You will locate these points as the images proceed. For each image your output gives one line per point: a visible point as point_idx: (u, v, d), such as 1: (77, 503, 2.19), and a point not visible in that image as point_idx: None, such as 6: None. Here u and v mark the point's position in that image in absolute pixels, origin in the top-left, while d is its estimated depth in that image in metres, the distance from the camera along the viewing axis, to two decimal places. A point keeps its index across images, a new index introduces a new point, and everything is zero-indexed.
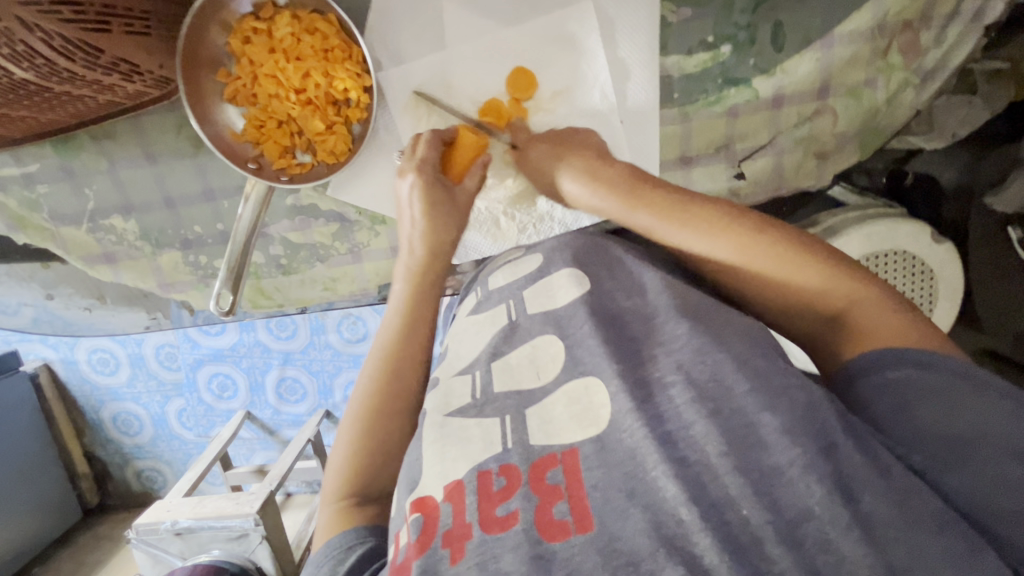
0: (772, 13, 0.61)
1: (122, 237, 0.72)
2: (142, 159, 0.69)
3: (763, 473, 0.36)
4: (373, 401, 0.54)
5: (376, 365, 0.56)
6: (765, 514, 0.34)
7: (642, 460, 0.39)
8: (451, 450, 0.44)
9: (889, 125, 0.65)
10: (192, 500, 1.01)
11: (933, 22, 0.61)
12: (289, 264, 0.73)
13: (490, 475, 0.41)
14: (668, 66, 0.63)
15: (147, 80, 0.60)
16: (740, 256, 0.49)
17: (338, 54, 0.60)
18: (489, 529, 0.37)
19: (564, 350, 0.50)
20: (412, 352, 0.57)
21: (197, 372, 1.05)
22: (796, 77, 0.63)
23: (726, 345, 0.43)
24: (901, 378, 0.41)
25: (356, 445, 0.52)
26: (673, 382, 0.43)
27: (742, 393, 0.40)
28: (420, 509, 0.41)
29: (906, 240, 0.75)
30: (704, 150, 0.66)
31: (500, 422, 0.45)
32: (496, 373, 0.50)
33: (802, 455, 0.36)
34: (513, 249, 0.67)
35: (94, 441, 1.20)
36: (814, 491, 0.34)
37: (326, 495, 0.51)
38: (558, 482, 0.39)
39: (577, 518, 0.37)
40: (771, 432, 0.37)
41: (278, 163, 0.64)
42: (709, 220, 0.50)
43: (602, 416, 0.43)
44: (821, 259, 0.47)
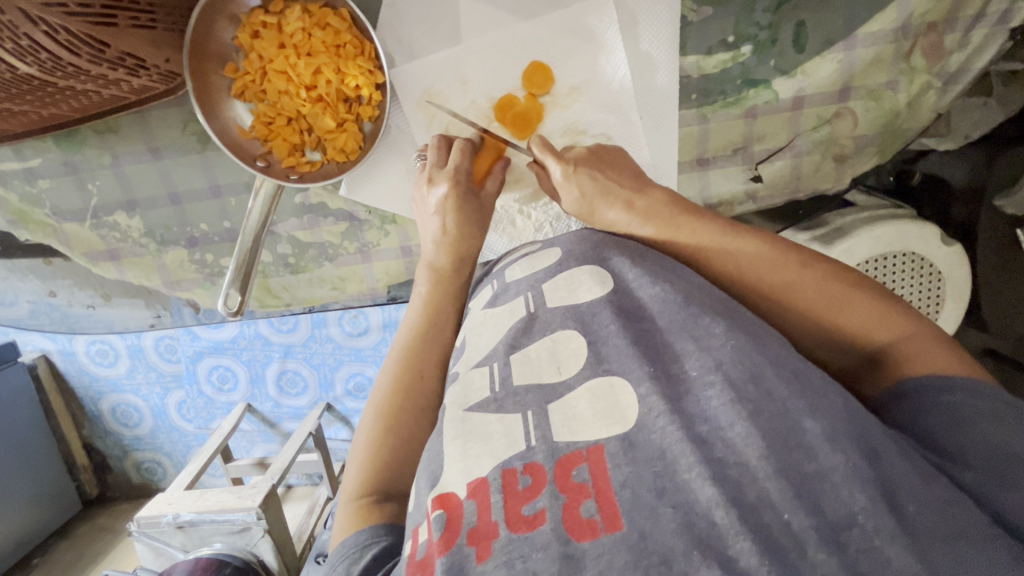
0: (794, 12, 0.59)
1: (126, 234, 0.71)
2: (146, 154, 0.67)
3: (808, 477, 0.35)
4: (391, 401, 0.54)
5: (394, 367, 0.56)
6: (809, 518, 0.34)
7: (674, 461, 0.38)
8: (473, 446, 0.43)
9: (911, 129, 0.64)
10: (195, 493, 0.99)
11: (958, 24, 0.59)
12: (297, 263, 0.72)
13: (515, 473, 0.40)
14: (687, 66, 0.62)
15: (153, 75, 0.58)
16: (792, 281, 0.51)
17: (350, 51, 0.58)
18: (516, 528, 0.36)
19: (586, 346, 0.48)
20: (430, 355, 0.57)
21: (197, 363, 1.03)
22: (817, 79, 0.62)
23: (765, 348, 0.43)
24: (953, 405, 0.42)
25: (375, 445, 0.52)
26: (712, 382, 0.41)
27: (785, 396, 0.40)
28: (443, 505, 0.40)
29: (915, 242, 0.69)
30: (721, 151, 0.65)
31: (523, 418, 0.44)
32: (515, 366, 0.48)
33: (854, 462, 0.36)
34: (529, 242, 0.65)
35: (93, 432, 1.19)
36: (858, 499, 0.34)
37: (345, 494, 0.50)
38: (585, 480, 0.38)
39: (606, 516, 0.36)
40: (816, 437, 0.37)
41: (287, 161, 0.63)
42: (762, 253, 0.52)
43: (629, 415, 0.42)
44: (869, 295, 0.50)
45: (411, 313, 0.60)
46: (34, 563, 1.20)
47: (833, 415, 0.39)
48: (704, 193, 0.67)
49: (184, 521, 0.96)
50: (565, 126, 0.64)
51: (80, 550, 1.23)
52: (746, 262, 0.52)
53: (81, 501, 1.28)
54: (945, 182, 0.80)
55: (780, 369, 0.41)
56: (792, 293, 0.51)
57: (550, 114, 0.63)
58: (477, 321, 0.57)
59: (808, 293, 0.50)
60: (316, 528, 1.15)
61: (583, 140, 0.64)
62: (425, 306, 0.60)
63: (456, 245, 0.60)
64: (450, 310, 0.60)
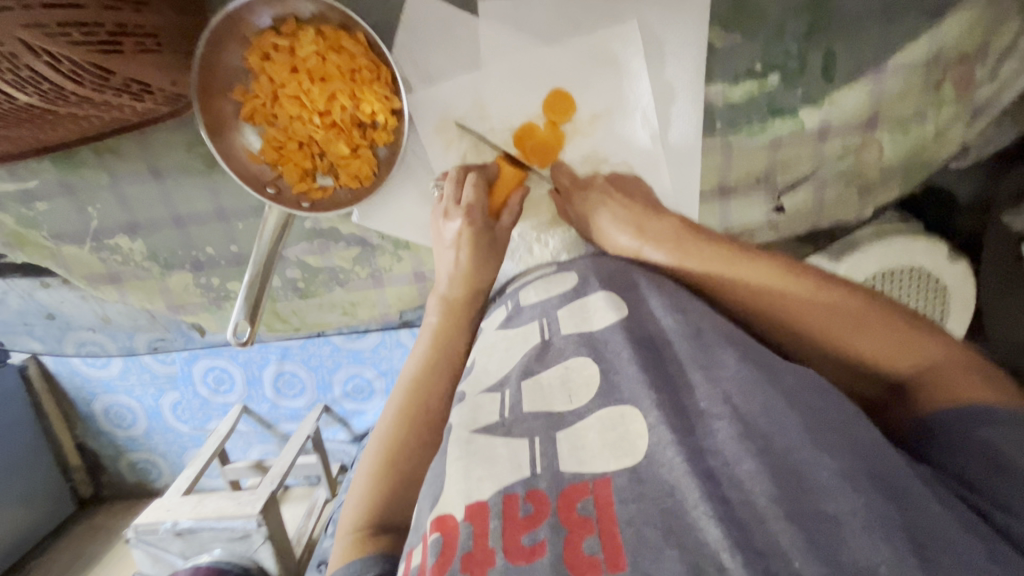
0: (825, 41, 0.58)
1: (127, 257, 0.69)
2: (149, 176, 0.64)
3: (822, 521, 0.32)
4: (396, 433, 0.52)
5: (401, 397, 0.54)
6: (824, 568, 0.30)
7: (682, 499, 0.35)
8: (476, 469, 0.40)
9: (936, 158, 0.63)
10: (194, 499, 0.98)
11: (990, 55, 0.58)
12: (306, 288, 0.70)
13: (516, 501, 0.38)
14: (713, 95, 0.60)
15: (158, 98, 0.55)
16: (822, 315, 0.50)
17: (365, 75, 0.56)
18: (513, 559, 0.34)
19: (599, 374, 0.46)
20: (438, 384, 0.56)
21: (193, 365, 1.01)
22: (843, 109, 0.60)
23: (778, 378, 0.41)
24: (986, 439, 0.41)
25: (377, 475, 0.49)
26: (719, 414, 0.39)
27: (797, 435, 0.37)
28: (440, 529, 0.38)
29: (923, 256, 0.66)
30: (744, 180, 0.64)
31: (529, 443, 0.41)
32: (526, 393, 0.46)
33: (874, 507, 0.32)
34: (545, 265, 0.62)
35: (86, 432, 1.16)
36: (881, 549, 0.31)
37: (344, 527, 0.47)
38: (589, 514, 0.36)
39: (610, 556, 0.33)
40: (831, 477, 0.34)
41: (298, 187, 0.61)
42: (786, 284, 0.51)
43: (639, 446, 0.39)
44: (900, 325, 0.49)
45: (421, 344, 0.59)
46: (30, 566, 1.18)
47: (850, 451, 0.36)
48: (725, 222, 0.66)
49: (182, 528, 0.94)
50: (586, 153, 0.62)
51: (78, 551, 1.19)
52: (770, 294, 0.51)
53: (76, 502, 1.23)
54: None
55: (793, 402, 0.39)
56: (813, 322, 0.50)
57: (571, 142, 0.62)
58: (490, 341, 0.55)
59: (831, 322, 0.49)
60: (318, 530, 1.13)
61: (603, 169, 0.62)
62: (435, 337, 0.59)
63: (472, 279, 0.60)
64: (461, 339, 0.60)
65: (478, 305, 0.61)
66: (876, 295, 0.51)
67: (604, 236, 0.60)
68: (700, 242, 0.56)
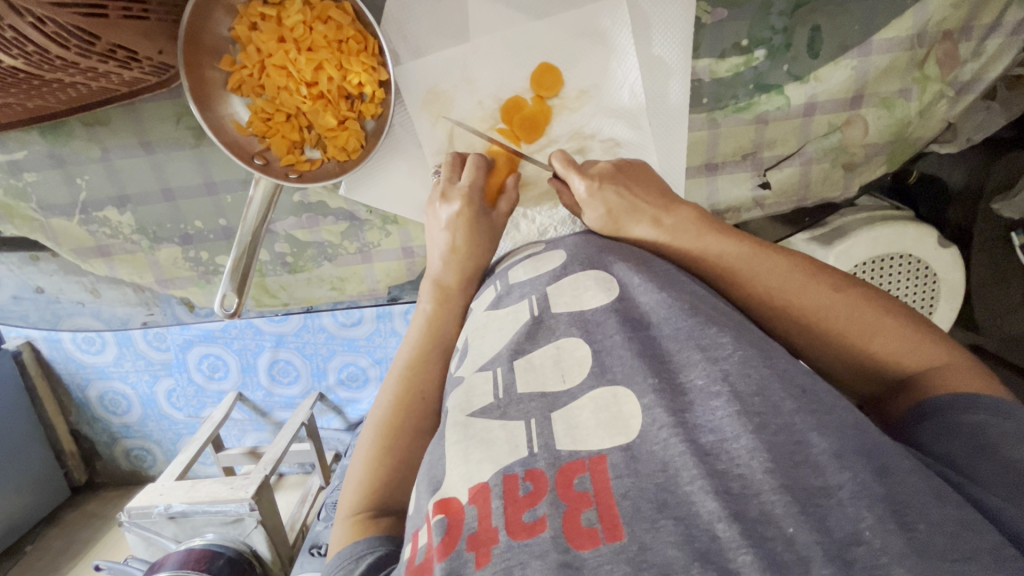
0: (810, 16, 0.58)
1: (117, 230, 0.69)
2: (138, 148, 0.65)
3: (812, 493, 0.33)
4: (390, 419, 0.52)
5: (394, 387, 0.54)
6: (813, 534, 0.31)
7: (676, 473, 0.35)
8: (475, 452, 0.40)
9: (921, 136, 0.63)
10: (187, 484, 0.98)
11: (973, 33, 0.59)
12: (295, 262, 0.70)
13: (516, 479, 0.37)
14: (699, 69, 0.60)
15: (145, 67, 0.56)
16: (826, 307, 0.50)
17: (352, 46, 0.56)
18: (516, 535, 0.34)
19: (591, 355, 0.46)
20: (430, 370, 0.55)
21: (187, 352, 1.01)
22: (829, 86, 0.61)
23: (773, 362, 0.40)
24: (976, 424, 0.41)
25: (377, 461, 0.50)
26: (718, 393, 0.39)
27: (790, 411, 0.37)
28: (443, 510, 0.38)
29: (913, 244, 0.68)
30: (731, 156, 0.64)
31: (526, 425, 0.41)
32: (519, 373, 0.45)
33: (860, 478, 0.33)
34: (533, 242, 0.62)
35: (81, 419, 1.16)
36: (865, 516, 0.31)
37: (345, 509, 0.49)
38: (586, 489, 0.36)
39: (607, 526, 0.33)
40: (822, 454, 0.35)
41: (286, 159, 0.61)
42: (792, 276, 0.52)
43: (633, 426, 0.39)
44: (903, 322, 0.49)
45: (414, 331, 0.58)
46: (26, 550, 1.18)
47: (842, 431, 0.36)
48: (711, 199, 0.66)
49: (176, 512, 0.94)
50: (573, 130, 0.62)
51: (70, 535, 1.20)
52: (777, 286, 0.52)
53: (70, 487, 1.24)
54: (940, 181, 0.83)
55: (787, 384, 0.39)
56: (819, 316, 0.50)
57: (558, 117, 0.62)
58: (480, 324, 0.54)
59: (838, 317, 0.50)
60: (310, 517, 1.14)
61: (591, 145, 0.63)
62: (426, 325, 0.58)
63: (464, 267, 0.59)
64: (454, 328, 0.58)
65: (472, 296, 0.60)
66: (881, 292, 0.51)
67: (622, 229, 0.57)
68: (710, 230, 0.55)
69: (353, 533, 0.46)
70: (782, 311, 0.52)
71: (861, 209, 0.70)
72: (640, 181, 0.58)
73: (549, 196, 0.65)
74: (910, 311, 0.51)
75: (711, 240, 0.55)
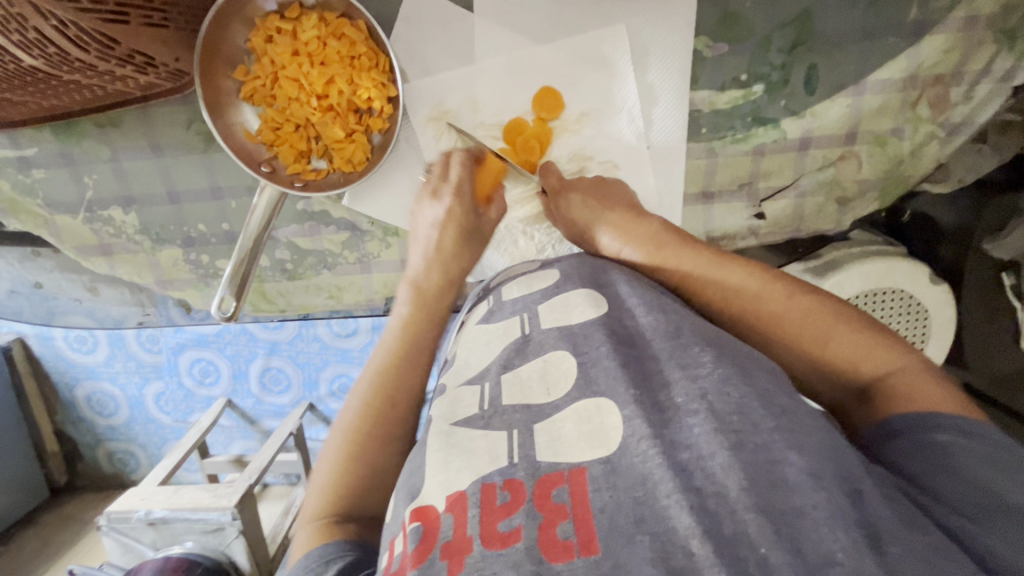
0: (808, 55, 0.60)
1: (120, 230, 0.69)
2: (147, 151, 0.66)
3: (788, 514, 0.32)
4: (361, 421, 0.50)
5: (365, 391, 0.52)
6: (786, 555, 0.30)
7: (654, 488, 0.35)
8: (455, 460, 0.40)
9: (913, 175, 0.65)
10: (168, 489, 0.96)
11: (965, 77, 0.61)
12: (295, 269, 0.71)
13: (494, 489, 0.37)
14: (699, 100, 0.62)
15: (161, 73, 0.57)
16: (781, 312, 0.51)
17: (364, 62, 0.58)
18: (489, 545, 0.34)
19: (577, 368, 0.45)
20: (406, 373, 0.53)
21: (179, 355, 1.00)
22: (825, 121, 0.63)
23: (751, 381, 0.41)
24: (943, 443, 0.41)
25: (343, 469, 0.48)
26: (696, 410, 0.38)
27: (769, 430, 0.37)
28: (420, 518, 0.38)
29: (906, 280, 0.72)
30: (727, 186, 0.66)
31: (507, 436, 0.41)
32: (506, 386, 0.45)
33: (834, 500, 0.33)
34: (530, 262, 0.63)
35: (65, 419, 1.14)
36: (839, 537, 0.31)
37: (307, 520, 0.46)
38: (563, 501, 0.36)
39: (583, 539, 0.33)
40: (798, 473, 0.34)
41: (292, 168, 0.62)
42: (751, 283, 0.52)
43: (614, 438, 0.39)
44: (857, 329, 0.49)
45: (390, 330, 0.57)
46: None
47: (817, 453, 0.36)
48: (707, 226, 0.68)
49: (155, 518, 0.93)
50: (574, 151, 0.64)
51: (47, 539, 1.18)
52: (737, 292, 0.52)
53: (49, 489, 1.21)
54: (935, 222, 0.84)
55: (767, 404, 0.39)
56: (778, 324, 0.50)
57: (560, 139, 0.64)
58: (471, 337, 0.55)
59: (796, 325, 0.50)
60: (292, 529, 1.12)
61: (591, 166, 0.64)
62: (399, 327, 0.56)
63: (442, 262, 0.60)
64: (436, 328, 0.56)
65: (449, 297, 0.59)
66: (839, 300, 0.51)
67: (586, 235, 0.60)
68: (673, 238, 0.56)
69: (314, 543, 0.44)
70: (743, 317, 0.52)
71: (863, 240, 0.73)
72: (612, 194, 0.61)
73: None
74: (867, 318, 0.50)
75: (674, 247, 0.55)
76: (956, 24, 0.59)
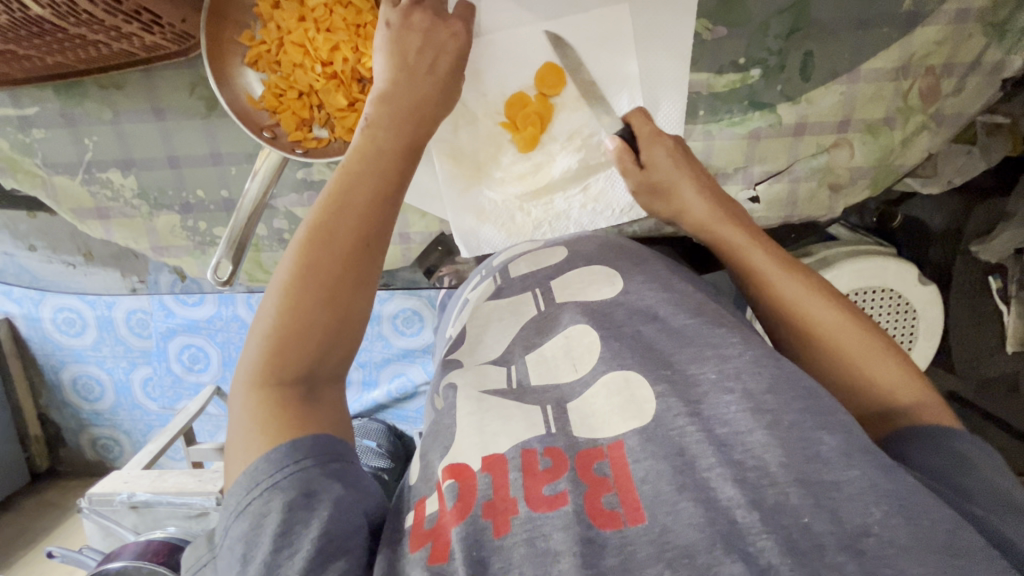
0: (804, 42, 0.62)
1: (118, 193, 0.69)
2: (150, 115, 0.66)
3: (825, 486, 0.37)
4: (300, 271, 0.43)
5: (298, 249, 0.44)
6: (828, 524, 0.35)
7: (693, 459, 0.40)
8: (491, 424, 0.45)
9: (903, 165, 0.66)
10: (152, 473, 0.95)
11: (955, 70, 0.62)
12: (292, 240, 0.71)
13: (535, 454, 0.42)
14: (698, 82, 0.64)
15: (167, 34, 0.58)
16: (836, 317, 0.52)
17: (370, 31, 0.59)
18: (536, 507, 0.38)
19: (599, 342, 0.51)
20: (349, 221, 0.46)
21: (168, 342, 1.00)
22: (819, 109, 0.64)
23: (781, 362, 0.45)
24: (961, 450, 0.44)
25: (276, 337, 0.42)
26: (731, 389, 0.44)
27: (798, 409, 0.41)
28: (455, 476, 0.41)
29: (894, 279, 0.77)
30: (724, 168, 0.67)
31: (541, 409, 0.47)
32: (533, 366, 0.52)
33: (867, 475, 0.37)
34: (528, 244, 0.67)
35: (51, 402, 1.12)
36: (874, 511, 0.35)
37: (240, 395, 0.41)
38: (605, 474, 0.40)
39: (629, 511, 0.38)
40: (831, 450, 0.39)
41: (294, 135, 0.63)
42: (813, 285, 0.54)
43: (647, 409, 0.44)
44: (901, 364, 0.50)
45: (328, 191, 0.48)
46: None
47: (848, 433, 0.40)
48: None
49: (139, 501, 0.91)
50: (572, 129, 0.65)
51: (27, 523, 1.15)
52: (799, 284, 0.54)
53: (30, 474, 1.18)
54: (924, 224, 0.86)
55: (792, 384, 0.43)
56: (833, 333, 0.52)
57: (559, 116, 0.65)
58: (482, 313, 0.60)
59: (850, 340, 0.51)
60: None
61: (589, 144, 0.66)
62: (339, 188, 0.48)
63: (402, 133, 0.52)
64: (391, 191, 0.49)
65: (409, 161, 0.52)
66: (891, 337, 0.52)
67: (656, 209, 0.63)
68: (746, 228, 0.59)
69: (263, 435, 0.39)
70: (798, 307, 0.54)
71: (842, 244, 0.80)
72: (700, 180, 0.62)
73: (546, 192, 0.68)
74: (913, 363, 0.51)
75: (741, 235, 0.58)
76: (948, 17, 0.60)
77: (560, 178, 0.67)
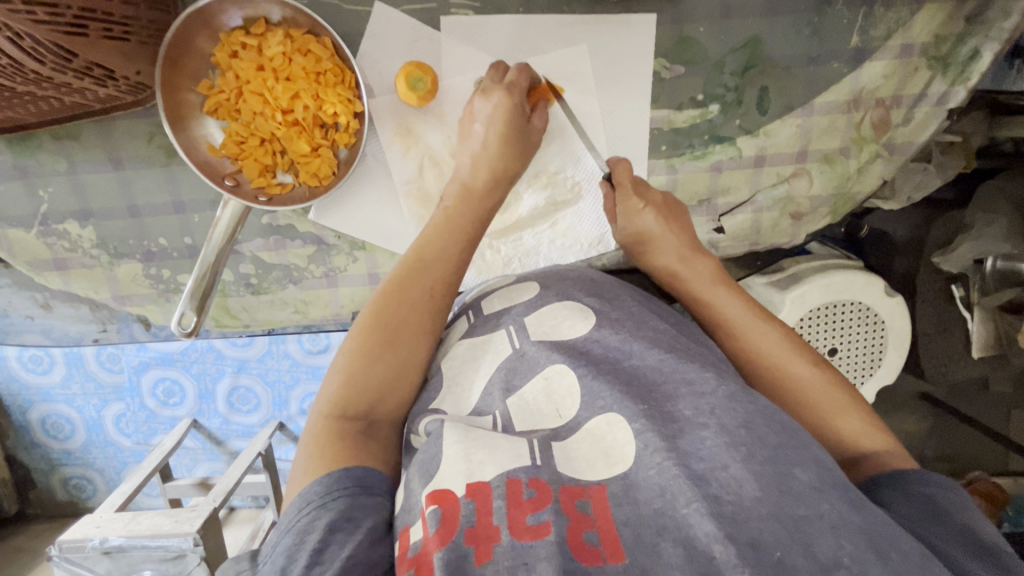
0: (759, 78, 0.63)
1: (76, 244, 0.68)
2: (107, 164, 0.65)
3: (799, 521, 0.38)
4: (380, 320, 0.53)
5: (379, 302, 0.54)
6: (802, 559, 0.36)
7: (673, 498, 0.40)
8: (477, 453, 0.44)
9: (860, 192, 0.68)
10: (127, 515, 0.87)
11: (903, 101, 0.65)
12: (259, 284, 0.70)
13: (520, 484, 0.42)
14: (659, 118, 0.64)
15: (121, 86, 0.56)
16: (802, 370, 0.56)
17: (329, 79, 0.58)
18: (520, 536, 0.38)
19: (579, 383, 0.51)
20: (422, 285, 0.55)
21: (142, 375, 0.93)
22: (777, 141, 0.66)
23: (755, 400, 0.47)
24: (930, 494, 0.46)
25: (349, 375, 0.50)
26: (706, 424, 0.44)
27: (771, 445, 0.42)
28: (438, 500, 0.41)
29: (860, 292, 0.78)
30: (688, 202, 0.68)
31: (528, 441, 0.47)
32: (515, 412, 0.51)
33: (836, 510, 0.39)
34: (503, 277, 0.66)
35: (18, 444, 1.01)
36: (844, 545, 0.37)
37: (315, 417, 0.49)
38: (587, 511, 0.41)
39: (610, 548, 0.38)
40: (803, 485, 0.40)
41: (257, 182, 0.62)
42: (779, 341, 0.58)
43: (629, 453, 0.44)
44: (861, 411, 0.54)
45: (396, 266, 0.56)
46: None
47: (818, 469, 0.42)
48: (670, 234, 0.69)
49: (111, 547, 0.84)
50: (539, 169, 0.66)
51: None
52: (768, 342, 0.58)
53: None
54: (888, 236, 0.89)
55: (767, 420, 0.44)
56: (801, 387, 0.55)
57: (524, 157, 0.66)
58: (453, 353, 0.58)
59: (815, 393, 0.55)
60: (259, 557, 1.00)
61: (556, 182, 0.66)
62: (410, 262, 0.56)
63: (456, 208, 0.59)
64: (456, 267, 0.57)
65: (473, 243, 0.59)
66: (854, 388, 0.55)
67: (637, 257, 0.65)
68: (720, 282, 0.62)
69: (322, 459, 0.46)
70: (767, 361, 0.57)
71: (813, 259, 0.82)
72: (680, 225, 0.64)
73: (514, 229, 0.68)
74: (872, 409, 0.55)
75: (714, 290, 0.61)
76: (894, 51, 0.63)
77: (528, 216, 0.67)
